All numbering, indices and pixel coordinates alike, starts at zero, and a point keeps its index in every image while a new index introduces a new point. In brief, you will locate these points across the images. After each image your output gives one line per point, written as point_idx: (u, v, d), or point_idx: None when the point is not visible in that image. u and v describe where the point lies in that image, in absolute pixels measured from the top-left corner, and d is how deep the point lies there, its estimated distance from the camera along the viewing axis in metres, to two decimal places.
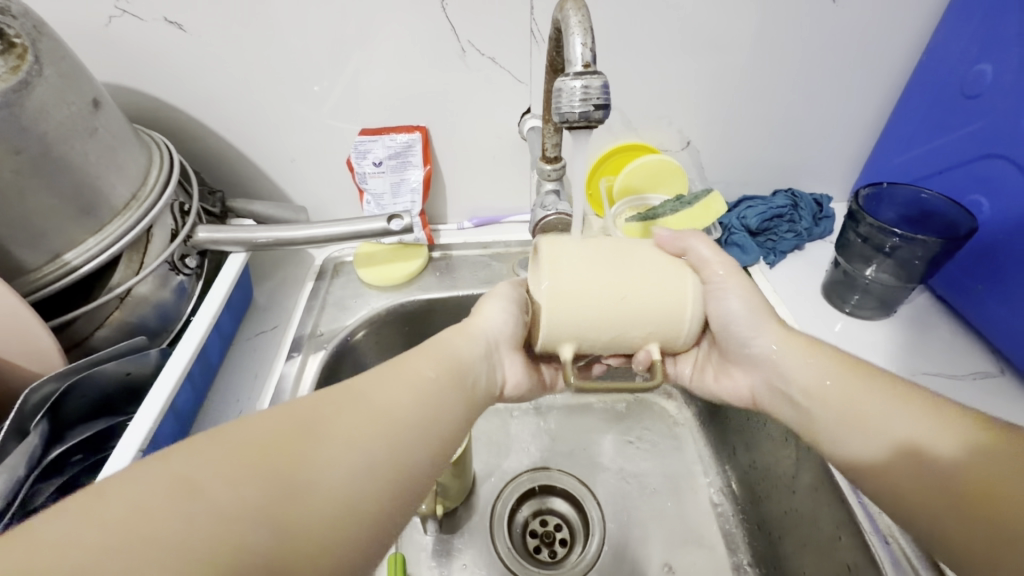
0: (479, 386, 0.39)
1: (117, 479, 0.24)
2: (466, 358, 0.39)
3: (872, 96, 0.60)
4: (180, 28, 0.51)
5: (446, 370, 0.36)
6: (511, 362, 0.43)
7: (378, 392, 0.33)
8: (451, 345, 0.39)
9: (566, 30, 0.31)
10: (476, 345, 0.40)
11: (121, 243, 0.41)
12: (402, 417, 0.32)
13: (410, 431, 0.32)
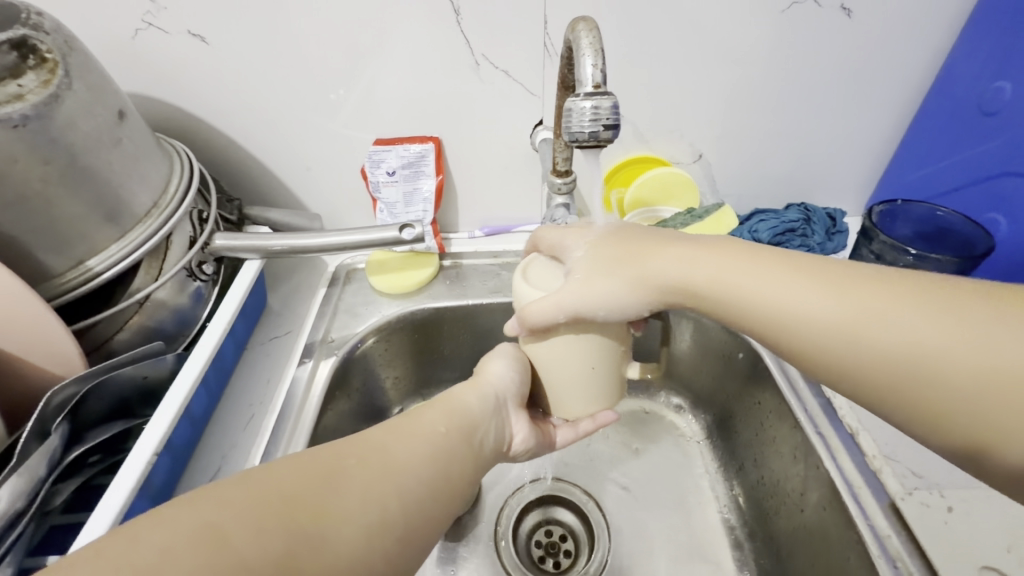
0: (487, 441, 0.39)
1: (136, 527, 0.23)
2: (475, 411, 0.39)
3: (889, 111, 0.60)
4: (203, 40, 0.52)
5: (457, 424, 0.37)
6: (518, 419, 0.43)
7: (396, 444, 0.33)
8: (460, 399, 0.39)
9: (577, 51, 0.32)
10: (484, 400, 0.41)
11: (141, 250, 0.43)
12: (417, 473, 0.32)
13: (419, 495, 0.31)
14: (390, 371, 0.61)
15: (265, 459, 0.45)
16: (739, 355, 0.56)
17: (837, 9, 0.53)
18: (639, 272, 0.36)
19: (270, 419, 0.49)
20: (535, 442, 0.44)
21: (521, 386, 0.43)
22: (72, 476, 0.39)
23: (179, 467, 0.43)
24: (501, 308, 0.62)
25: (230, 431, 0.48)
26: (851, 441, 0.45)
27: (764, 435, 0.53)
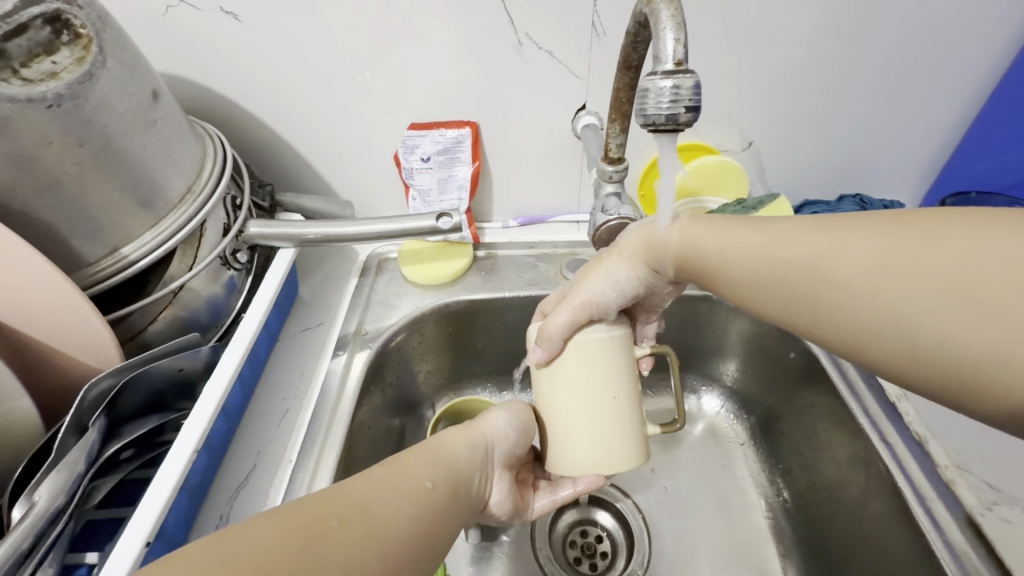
0: (472, 495, 0.37)
1: None
2: (462, 465, 0.37)
3: (957, 96, 0.56)
4: (236, 18, 0.50)
5: (443, 474, 0.35)
6: (500, 480, 0.41)
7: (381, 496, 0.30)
8: (448, 448, 0.37)
9: (655, 25, 0.29)
10: (473, 450, 0.39)
11: (176, 237, 0.41)
12: (404, 536, 0.29)
13: (404, 555, 0.29)
14: (424, 364, 0.60)
15: (302, 456, 0.44)
16: (790, 354, 0.54)
17: None
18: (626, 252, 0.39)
19: (306, 414, 0.47)
20: (515, 505, 0.42)
21: (513, 444, 0.42)
22: (110, 471, 0.38)
23: (216, 463, 0.42)
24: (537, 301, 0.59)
25: (264, 425, 0.47)
26: (919, 449, 0.42)
27: (817, 439, 0.50)
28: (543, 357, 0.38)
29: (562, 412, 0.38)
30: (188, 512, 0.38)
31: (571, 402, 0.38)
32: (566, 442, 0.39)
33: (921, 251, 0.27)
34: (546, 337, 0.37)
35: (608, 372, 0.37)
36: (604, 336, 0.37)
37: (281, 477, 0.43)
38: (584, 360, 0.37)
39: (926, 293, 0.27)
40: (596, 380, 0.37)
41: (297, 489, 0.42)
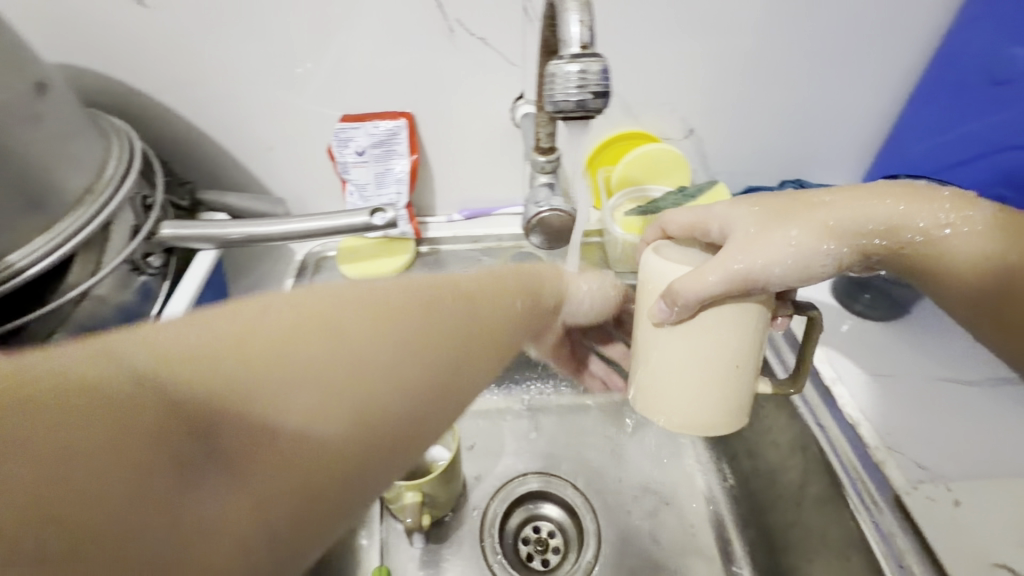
0: (509, 348, 0.35)
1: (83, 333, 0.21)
2: (504, 319, 0.35)
3: (888, 81, 0.56)
4: (139, 3, 0.46)
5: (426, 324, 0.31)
6: (584, 275, 0.45)
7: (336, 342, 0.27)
8: (493, 304, 0.35)
9: (560, 7, 0.27)
10: (520, 303, 0.37)
11: (73, 242, 0.38)
12: (400, 375, 0.27)
13: (396, 401, 0.27)
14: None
15: None
16: None
17: None
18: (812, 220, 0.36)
19: None
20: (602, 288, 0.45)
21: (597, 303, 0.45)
22: None
23: None
24: None
25: None
26: (852, 432, 0.43)
27: (759, 425, 0.51)
28: (665, 313, 0.33)
29: (665, 364, 0.35)
30: None
31: (678, 361, 0.34)
32: (654, 382, 0.36)
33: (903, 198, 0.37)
34: (682, 296, 0.31)
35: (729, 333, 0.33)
36: (741, 310, 0.32)
37: None
38: (713, 325, 0.33)
39: (936, 239, 0.36)
40: (727, 346, 0.34)
41: None
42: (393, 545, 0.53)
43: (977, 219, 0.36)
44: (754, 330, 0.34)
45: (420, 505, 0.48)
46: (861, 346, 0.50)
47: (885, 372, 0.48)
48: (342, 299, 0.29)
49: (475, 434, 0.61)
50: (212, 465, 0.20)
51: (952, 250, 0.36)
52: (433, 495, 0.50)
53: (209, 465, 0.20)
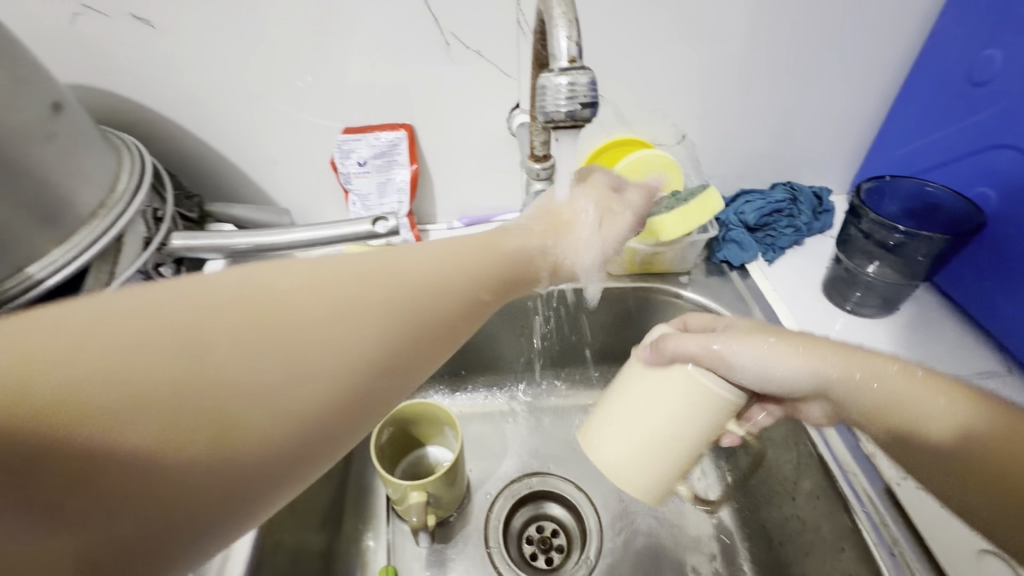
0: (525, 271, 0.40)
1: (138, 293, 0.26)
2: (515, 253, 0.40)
3: (873, 85, 0.58)
4: (149, 24, 0.48)
5: (392, 319, 0.31)
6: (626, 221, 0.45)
7: (310, 321, 0.28)
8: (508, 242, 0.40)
9: (549, 23, 0.29)
10: (538, 244, 0.42)
11: (88, 254, 0.40)
12: (368, 343, 0.30)
13: (359, 364, 0.29)
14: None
15: None
16: None
17: None
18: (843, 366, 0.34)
19: None
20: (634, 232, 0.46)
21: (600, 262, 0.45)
22: None
23: None
24: None
25: None
26: None
27: None
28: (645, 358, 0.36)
29: (613, 419, 0.37)
30: None
31: (631, 424, 0.36)
32: (592, 430, 0.38)
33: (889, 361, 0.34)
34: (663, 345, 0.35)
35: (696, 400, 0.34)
36: (711, 392, 0.33)
37: None
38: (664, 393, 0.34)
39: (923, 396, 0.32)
40: (666, 414, 0.34)
41: None
42: (399, 546, 0.54)
43: (963, 406, 0.30)
44: (707, 417, 0.34)
45: (422, 506, 0.49)
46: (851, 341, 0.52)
47: None
48: (321, 299, 0.29)
49: (478, 435, 0.63)
50: (91, 495, 0.22)
51: (915, 410, 0.32)
52: (437, 495, 0.51)
53: (93, 491, 0.22)
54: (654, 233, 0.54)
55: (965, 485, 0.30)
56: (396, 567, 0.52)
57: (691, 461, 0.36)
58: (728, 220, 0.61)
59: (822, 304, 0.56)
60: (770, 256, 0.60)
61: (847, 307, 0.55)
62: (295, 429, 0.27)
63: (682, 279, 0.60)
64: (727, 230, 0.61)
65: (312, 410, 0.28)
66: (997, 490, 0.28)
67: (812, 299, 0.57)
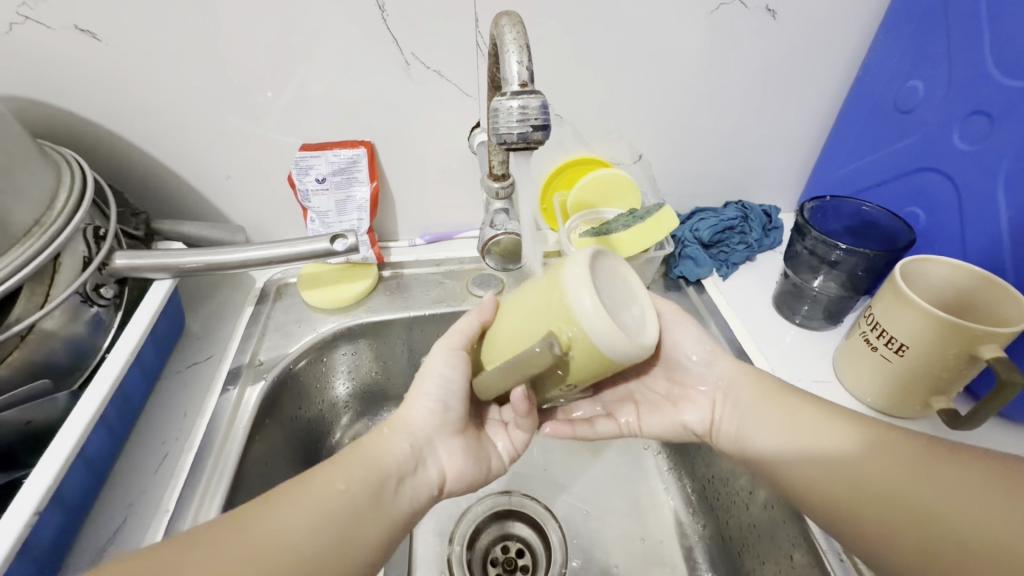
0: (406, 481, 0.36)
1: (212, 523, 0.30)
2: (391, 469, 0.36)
3: (814, 111, 0.61)
4: (94, 37, 0.47)
5: (369, 478, 0.35)
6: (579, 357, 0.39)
7: (316, 488, 0.33)
8: (374, 448, 0.36)
9: (501, 49, 0.30)
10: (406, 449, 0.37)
11: (18, 276, 0.37)
12: (313, 532, 0.31)
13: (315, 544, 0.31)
14: (350, 383, 0.59)
15: (182, 501, 0.41)
16: None
17: (763, 10, 0.53)
18: (812, 441, 0.38)
19: (188, 457, 0.44)
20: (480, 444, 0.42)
21: (446, 415, 0.39)
22: None
23: (76, 523, 0.38)
24: (443, 318, 0.59)
25: (139, 472, 0.43)
26: None
27: None
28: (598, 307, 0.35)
29: (883, 307, 0.45)
30: None
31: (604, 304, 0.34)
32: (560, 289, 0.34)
33: (893, 317, 0.43)
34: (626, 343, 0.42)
35: (891, 326, 0.44)
36: (883, 305, 0.44)
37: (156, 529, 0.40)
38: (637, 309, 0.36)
39: (908, 469, 0.34)
40: (885, 316, 0.44)
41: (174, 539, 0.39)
42: None
43: (929, 327, 0.41)
44: (900, 328, 0.43)
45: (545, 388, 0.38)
46: (801, 353, 0.54)
47: (822, 376, 0.52)
48: (328, 472, 0.34)
49: None
50: None
51: (876, 480, 0.35)
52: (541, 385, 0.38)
53: None
54: (613, 250, 0.55)
55: (904, 530, 0.33)
56: None
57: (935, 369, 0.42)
58: (684, 237, 0.63)
59: (773, 318, 0.58)
60: (724, 271, 0.62)
61: (796, 321, 0.57)
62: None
63: None
64: (684, 247, 0.62)
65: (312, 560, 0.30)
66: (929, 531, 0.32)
67: (765, 313, 0.59)
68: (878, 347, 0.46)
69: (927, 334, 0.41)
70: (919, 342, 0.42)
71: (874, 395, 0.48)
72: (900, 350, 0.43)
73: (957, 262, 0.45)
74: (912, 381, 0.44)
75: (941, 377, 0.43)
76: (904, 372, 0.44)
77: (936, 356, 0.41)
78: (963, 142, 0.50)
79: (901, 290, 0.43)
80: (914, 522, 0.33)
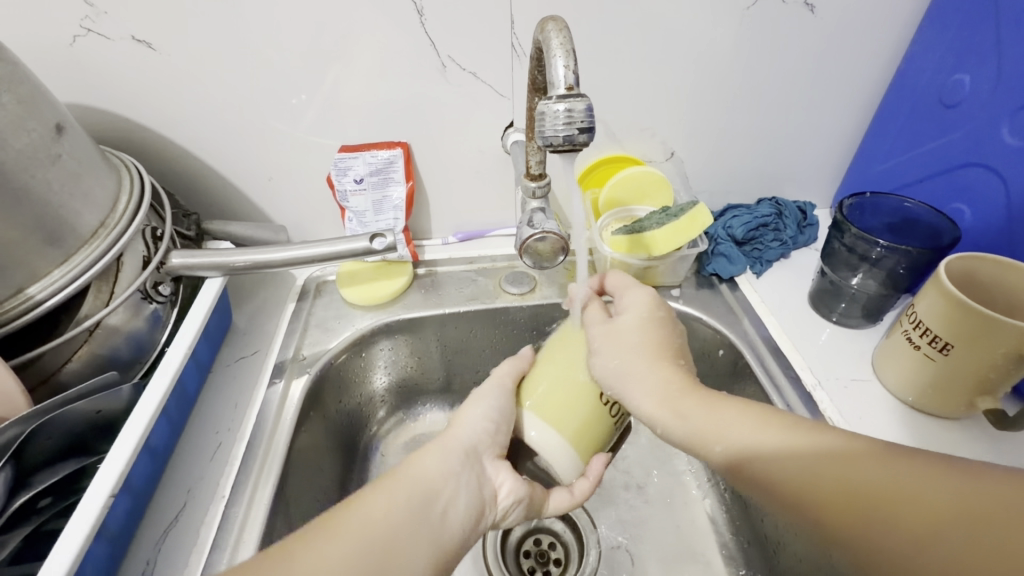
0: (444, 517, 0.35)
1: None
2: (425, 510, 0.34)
3: (852, 106, 0.60)
4: (150, 47, 0.49)
5: (418, 492, 0.35)
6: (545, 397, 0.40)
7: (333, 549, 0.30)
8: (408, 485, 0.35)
9: (548, 53, 0.31)
10: (435, 496, 0.35)
11: (86, 274, 0.40)
12: None
13: None
14: (387, 377, 0.61)
15: (236, 489, 0.43)
16: (719, 352, 0.58)
17: (801, 4, 0.52)
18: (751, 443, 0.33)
19: (240, 447, 0.46)
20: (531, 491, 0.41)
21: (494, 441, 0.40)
22: (20, 524, 0.36)
23: (141, 507, 0.41)
24: (477, 315, 0.60)
25: (196, 461, 0.46)
26: None
27: None
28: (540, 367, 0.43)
29: (925, 307, 0.44)
30: (108, 560, 0.37)
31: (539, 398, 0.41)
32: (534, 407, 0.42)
33: (937, 317, 0.43)
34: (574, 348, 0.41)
35: (935, 328, 0.43)
36: (926, 305, 0.44)
37: (213, 514, 0.42)
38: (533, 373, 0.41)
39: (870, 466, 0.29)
40: (929, 316, 0.43)
41: (231, 524, 0.41)
42: None
43: (975, 326, 0.40)
44: (943, 328, 0.42)
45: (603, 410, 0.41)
46: (839, 351, 0.54)
47: (861, 375, 0.51)
48: (348, 526, 0.31)
49: None
50: None
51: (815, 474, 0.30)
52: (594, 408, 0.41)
53: None
54: (646, 248, 0.56)
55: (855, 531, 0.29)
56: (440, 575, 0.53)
57: (983, 369, 0.42)
58: (717, 234, 0.63)
59: (809, 316, 0.58)
60: (758, 269, 0.62)
61: (833, 319, 0.57)
62: None
63: (673, 292, 0.61)
64: (717, 244, 0.62)
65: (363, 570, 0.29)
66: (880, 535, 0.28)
67: (800, 310, 0.58)
68: (920, 345, 0.45)
69: (974, 334, 0.40)
70: (964, 342, 0.41)
71: (917, 394, 0.47)
72: (944, 350, 0.43)
73: (1004, 261, 0.44)
74: (957, 381, 0.44)
75: (990, 376, 0.42)
76: (951, 372, 0.44)
77: (982, 355, 0.41)
78: (1012, 137, 0.49)
79: (947, 291, 0.42)
80: (864, 517, 0.28)
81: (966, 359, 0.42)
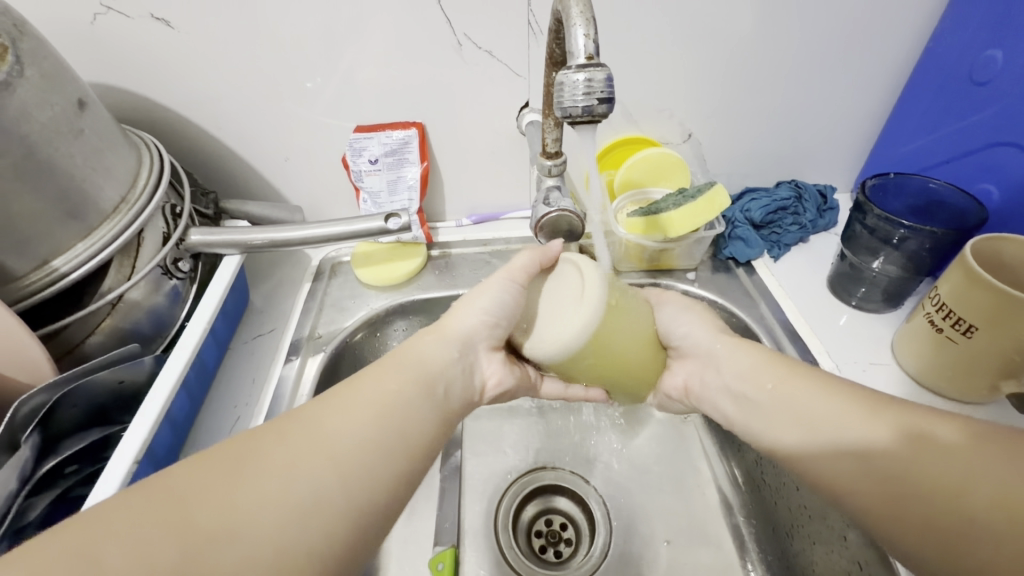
0: (451, 394, 0.37)
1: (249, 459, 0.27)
2: (435, 366, 0.37)
3: (878, 86, 0.59)
4: (167, 25, 0.49)
5: (419, 373, 0.36)
6: (489, 361, 0.42)
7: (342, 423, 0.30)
8: (418, 352, 0.37)
9: (568, 22, 0.31)
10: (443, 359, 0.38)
11: (109, 247, 0.40)
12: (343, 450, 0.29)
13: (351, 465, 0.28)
14: None
15: None
16: None
17: None
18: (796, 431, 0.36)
19: (258, 421, 0.47)
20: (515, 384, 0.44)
21: (491, 329, 0.41)
22: (48, 488, 0.37)
23: None
24: None
25: (215, 434, 0.46)
26: None
27: None
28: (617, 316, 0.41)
29: (950, 289, 0.43)
30: None
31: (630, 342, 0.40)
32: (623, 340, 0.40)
33: (964, 300, 0.41)
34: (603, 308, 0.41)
35: (959, 311, 0.42)
36: (951, 287, 0.43)
37: None
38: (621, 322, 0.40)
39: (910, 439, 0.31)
40: (954, 298, 0.42)
41: None
42: (413, 536, 0.55)
43: (1003, 307, 0.39)
44: (968, 310, 0.41)
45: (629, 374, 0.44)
46: (859, 336, 0.53)
47: (879, 359, 0.51)
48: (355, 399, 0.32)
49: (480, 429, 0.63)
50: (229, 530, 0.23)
51: (854, 449, 0.32)
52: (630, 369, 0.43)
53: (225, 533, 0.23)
54: (662, 229, 0.55)
55: (892, 508, 0.30)
56: (455, 551, 0.54)
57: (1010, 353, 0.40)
58: (734, 217, 0.62)
59: (827, 300, 0.57)
60: (775, 253, 0.61)
61: (852, 303, 0.56)
62: (354, 465, 0.28)
63: (688, 276, 0.61)
64: (734, 227, 0.61)
65: (380, 449, 0.30)
66: (935, 504, 0.29)
67: (818, 295, 0.58)
68: (943, 328, 0.44)
69: (1001, 317, 0.39)
70: (989, 326, 0.40)
71: (936, 378, 0.47)
72: (967, 332, 0.42)
73: None
74: (980, 364, 0.43)
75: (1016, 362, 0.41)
76: (975, 356, 0.43)
77: (1011, 339, 0.40)
78: None
79: (974, 271, 0.40)
80: (932, 497, 0.29)
81: (990, 342, 0.41)
